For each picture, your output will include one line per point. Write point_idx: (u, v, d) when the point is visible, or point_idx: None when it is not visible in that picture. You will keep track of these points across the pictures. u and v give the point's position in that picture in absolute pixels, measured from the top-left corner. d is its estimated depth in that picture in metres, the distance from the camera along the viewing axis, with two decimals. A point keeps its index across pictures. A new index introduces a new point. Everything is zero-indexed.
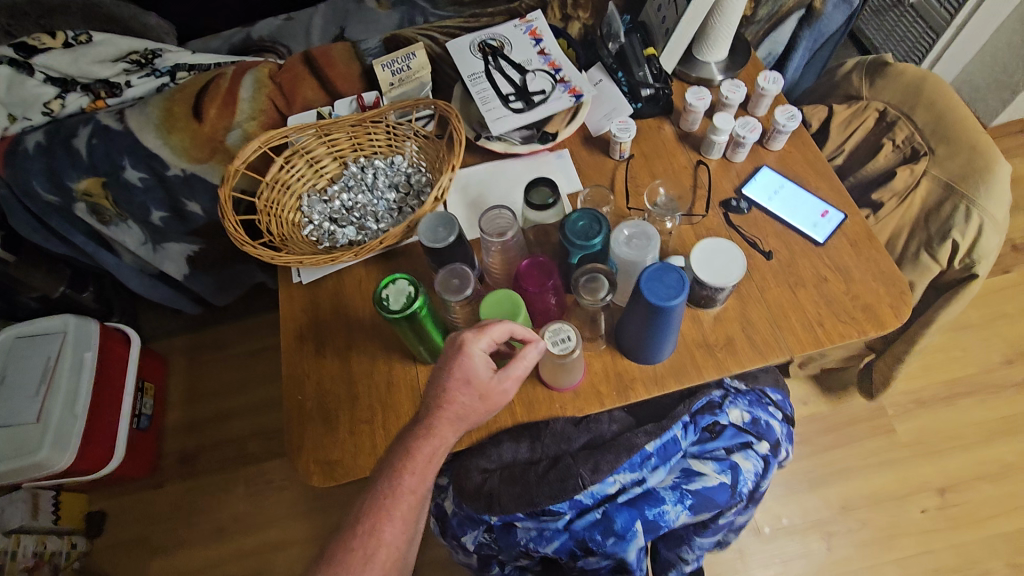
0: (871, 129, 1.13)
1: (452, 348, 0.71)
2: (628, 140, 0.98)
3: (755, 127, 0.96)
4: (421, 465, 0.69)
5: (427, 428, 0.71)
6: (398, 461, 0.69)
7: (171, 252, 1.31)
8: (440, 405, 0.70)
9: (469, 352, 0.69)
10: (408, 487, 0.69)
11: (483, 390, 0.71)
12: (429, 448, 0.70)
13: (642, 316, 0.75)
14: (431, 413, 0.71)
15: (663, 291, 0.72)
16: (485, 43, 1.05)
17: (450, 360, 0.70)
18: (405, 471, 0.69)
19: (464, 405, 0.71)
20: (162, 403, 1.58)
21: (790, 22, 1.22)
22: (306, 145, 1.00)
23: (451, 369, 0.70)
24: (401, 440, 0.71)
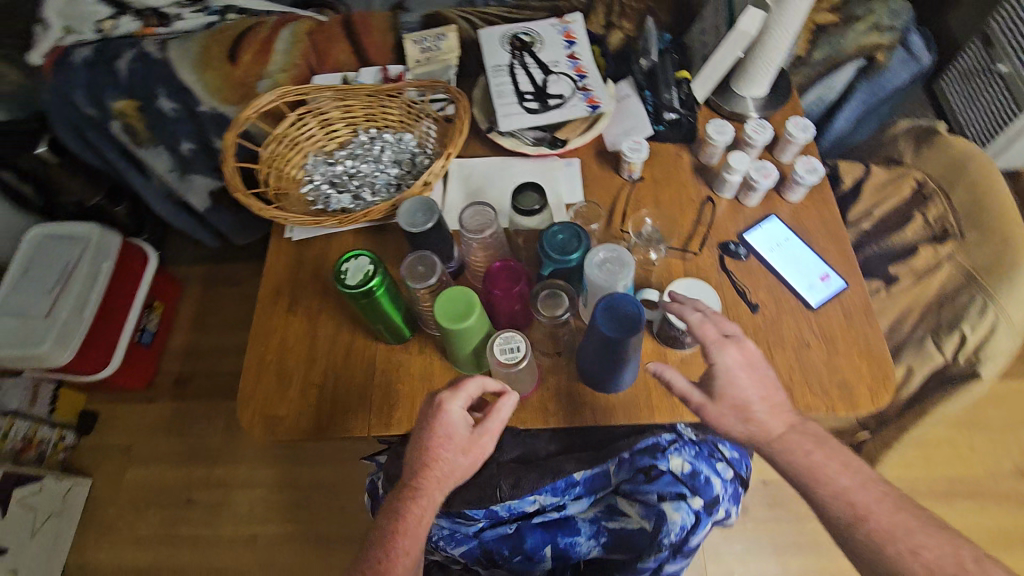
0: (905, 198, 1.08)
1: (430, 408, 0.72)
2: (639, 162, 0.95)
3: (769, 173, 0.92)
4: (412, 527, 0.68)
5: (414, 489, 0.69)
6: (389, 525, 0.68)
7: (195, 185, 1.35)
8: (423, 465, 0.70)
9: (447, 410, 0.71)
10: (402, 549, 0.67)
11: (464, 446, 0.71)
12: (418, 509, 0.68)
13: (596, 343, 0.73)
14: (414, 473, 0.70)
15: (617, 322, 0.70)
16: (517, 37, 1.04)
17: (430, 419, 0.71)
18: (399, 531, 0.68)
19: (447, 464, 0.70)
20: (167, 324, 1.63)
21: (847, 70, 1.13)
22: (321, 106, 1.01)
23: (431, 429, 0.70)
24: (390, 503, 0.71)
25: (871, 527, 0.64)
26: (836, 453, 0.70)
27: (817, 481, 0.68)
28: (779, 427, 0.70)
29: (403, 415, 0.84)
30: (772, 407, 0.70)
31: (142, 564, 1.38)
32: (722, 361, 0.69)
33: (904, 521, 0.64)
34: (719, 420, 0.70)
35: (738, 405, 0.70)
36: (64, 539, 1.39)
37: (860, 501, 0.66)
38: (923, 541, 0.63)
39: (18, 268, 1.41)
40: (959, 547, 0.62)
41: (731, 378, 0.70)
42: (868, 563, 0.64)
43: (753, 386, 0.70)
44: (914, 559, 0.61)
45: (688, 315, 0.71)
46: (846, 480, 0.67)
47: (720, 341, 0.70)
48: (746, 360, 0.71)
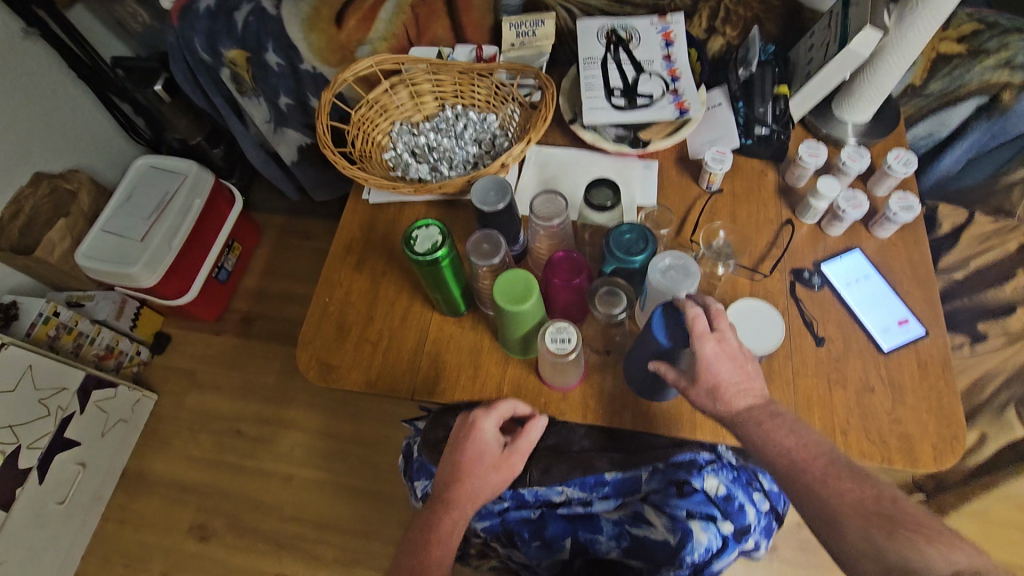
0: (1010, 253, 1.01)
1: (464, 426, 0.75)
2: (720, 173, 0.92)
3: (860, 205, 0.87)
4: (444, 538, 0.71)
5: (448, 502, 0.72)
6: (422, 534, 0.72)
7: (287, 138, 1.43)
8: (456, 480, 0.73)
9: (480, 428, 0.74)
10: (434, 559, 0.70)
11: (495, 465, 0.74)
12: (450, 521, 0.72)
13: (648, 351, 0.72)
14: (447, 487, 0.73)
15: (673, 333, 0.68)
16: (614, 31, 1.03)
17: (464, 436, 0.74)
18: (431, 542, 0.71)
19: (476, 481, 0.73)
20: (243, 264, 1.75)
21: (964, 107, 1.05)
22: (414, 77, 1.05)
23: (464, 446, 0.74)
24: (425, 514, 0.74)
25: (810, 475, 0.62)
26: (784, 420, 0.66)
27: (766, 445, 0.65)
28: (744, 405, 0.67)
29: (449, 385, 0.87)
30: (741, 392, 0.67)
31: (190, 480, 1.50)
32: (700, 352, 0.66)
33: (840, 467, 0.62)
34: (703, 405, 0.68)
35: (714, 388, 0.67)
36: (127, 444, 1.53)
37: (806, 452, 0.64)
38: (849, 487, 0.61)
39: (124, 193, 1.54)
40: (880, 489, 0.60)
41: (708, 369, 0.66)
42: (806, 507, 0.62)
43: (732, 374, 0.67)
44: (842, 500, 0.60)
45: (683, 305, 0.68)
46: (790, 442, 0.64)
47: (702, 334, 0.66)
48: (724, 350, 0.67)
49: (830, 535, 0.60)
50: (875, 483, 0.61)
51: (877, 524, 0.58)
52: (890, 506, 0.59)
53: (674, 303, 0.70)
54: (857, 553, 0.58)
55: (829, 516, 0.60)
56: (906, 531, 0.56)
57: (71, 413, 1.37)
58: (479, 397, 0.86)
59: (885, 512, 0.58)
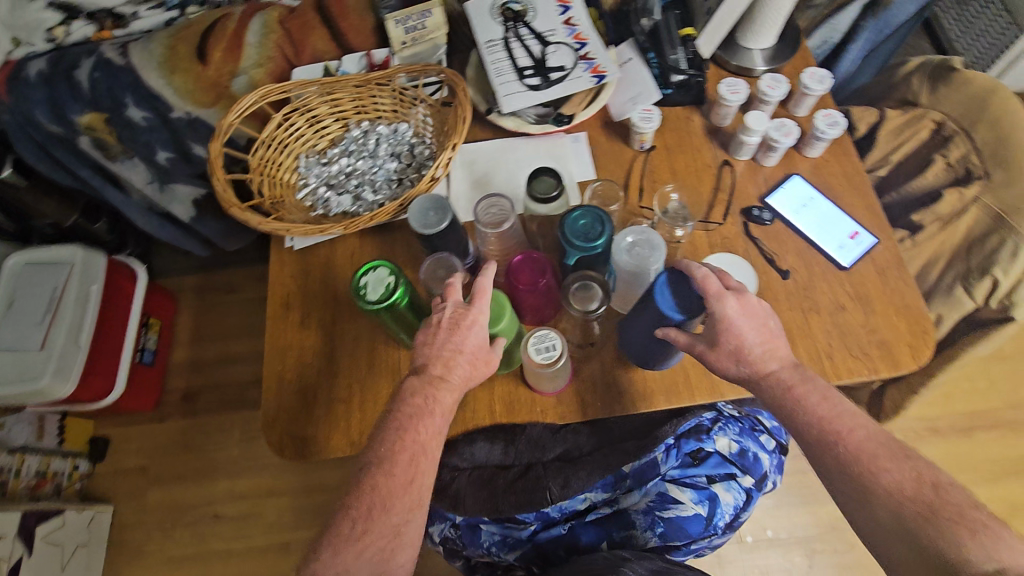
0: (923, 141, 1.04)
1: (458, 316, 0.68)
2: (650, 131, 0.90)
3: (791, 131, 0.87)
4: (444, 410, 0.66)
5: (446, 377, 0.67)
6: (419, 403, 0.66)
7: (178, 194, 1.27)
8: (452, 357, 0.67)
9: (477, 324, 0.67)
10: (432, 427, 0.66)
11: (484, 351, 0.69)
12: (450, 398, 0.67)
13: (649, 320, 0.69)
14: (445, 365, 0.67)
15: (682, 298, 0.65)
16: (507, 6, 0.97)
17: (462, 324, 0.67)
18: (430, 411, 0.66)
19: (470, 365, 0.68)
20: (168, 340, 1.58)
21: (852, 9, 1.08)
22: (307, 102, 0.95)
23: (463, 330, 0.67)
24: (413, 383, 0.67)
25: (843, 450, 0.61)
26: (817, 385, 0.65)
27: (794, 409, 0.64)
28: (772, 366, 0.66)
29: None
30: (768, 350, 0.66)
31: None
32: (722, 313, 0.64)
33: (878, 449, 0.61)
34: (721, 367, 0.67)
35: (739, 349, 0.65)
36: (94, 567, 1.37)
37: (836, 428, 0.62)
38: (884, 467, 0.59)
39: (4, 300, 1.34)
40: (921, 473, 0.58)
41: (731, 328, 0.64)
42: (837, 483, 0.61)
43: (755, 335, 0.65)
44: (880, 482, 0.58)
45: (691, 268, 0.65)
46: (823, 410, 0.63)
47: (719, 293, 0.64)
48: (745, 309, 0.65)
49: (861, 512, 0.59)
50: (916, 468, 0.59)
51: (912, 508, 0.56)
52: (932, 495, 0.57)
53: (679, 267, 0.66)
54: (888, 537, 0.57)
55: (865, 498, 0.59)
56: (942, 520, 0.55)
57: (17, 560, 1.19)
58: (470, 425, 0.78)
59: (926, 501, 0.56)
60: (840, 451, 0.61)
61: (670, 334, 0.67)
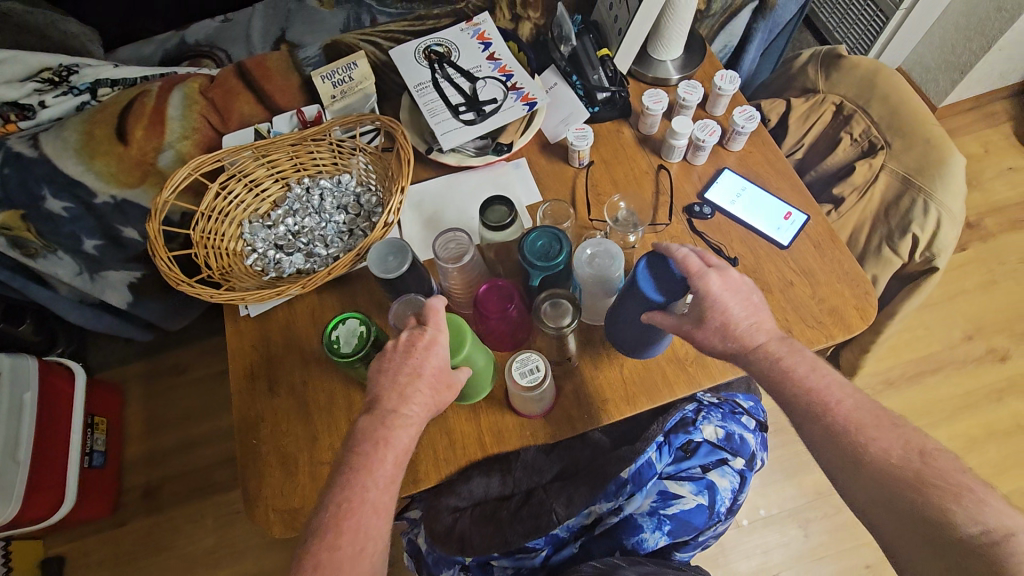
0: (828, 122, 1.12)
1: (410, 342, 0.67)
2: (586, 148, 0.94)
3: (713, 130, 0.94)
4: (399, 456, 0.64)
5: (401, 417, 0.64)
6: (372, 450, 0.62)
7: (111, 280, 1.20)
8: (403, 394, 0.65)
9: (436, 348, 0.67)
10: (387, 477, 0.62)
11: (439, 382, 0.67)
12: (406, 439, 0.64)
13: (634, 307, 0.72)
14: (397, 404, 0.64)
15: (663, 281, 0.68)
16: (431, 49, 1.01)
17: (416, 349, 0.66)
18: (383, 459, 0.62)
19: (426, 395, 0.66)
20: (118, 437, 1.47)
21: (744, 15, 1.18)
22: (243, 168, 0.94)
23: (416, 357, 0.66)
24: (365, 426, 0.64)
25: (833, 419, 0.63)
26: (805, 357, 0.68)
27: (782, 379, 0.66)
28: (759, 337, 0.69)
29: (428, 466, 0.76)
30: (754, 323, 0.69)
31: None
32: (707, 290, 0.67)
33: (864, 418, 0.63)
34: (707, 343, 0.70)
35: (725, 325, 0.69)
36: None
37: (823, 399, 0.65)
38: (873, 436, 0.61)
39: None
40: (908, 441, 0.60)
41: (715, 304, 0.67)
42: (827, 454, 0.63)
43: (740, 309, 0.69)
44: (869, 451, 0.60)
45: (672, 250, 0.68)
46: (812, 381, 0.66)
47: (701, 272, 0.67)
48: (728, 285, 0.68)
49: (850, 482, 0.61)
50: (903, 436, 0.61)
51: (900, 475, 0.58)
52: (920, 463, 0.58)
53: (658, 250, 0.69)
54: (877, 507, 0.58)
55: (855, 465, 0.61)
56: (931, 488, 0.56)
57: None
58: (464, 461, 0.77)
59: (915, 469, 0.58)
60: (829, 420, 0.63)
61: (655, 317, 0.70)
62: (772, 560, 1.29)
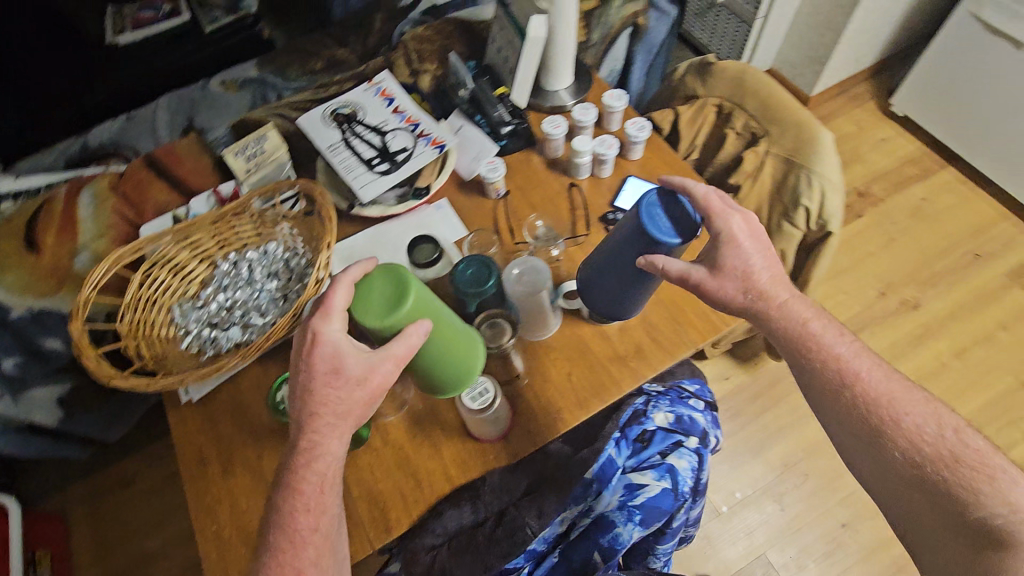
0: (713, 122, 1.24)
1: (307, 344, 0.66)
2: (500, 178, 1.00)
3: (611, 143, 1.02)
4: (312, 498, 0.64)
5: (306, 454, 0.65)
6: (284, 501, 0.64)
7: (35, 400, 1.12)
8: (303, 426, 0.65)
9: (325, 338, 0.65)
10: (306, 527, 0.63)
11: (346, 391, 0.65)
12: (316, 474, 0.64)
13: (631, 249, 0.76)
14: (299, 439, 0.65)
15: (678, 221, 0.73)
16: (338, 112, 1.05)
17: (309, 354, 0.65)
18: (296, 509, 0.63)
19: (329, 422, 0.65)
20: (66, 568, 1.36)
21: (622, 39, 1.33)
22: (165, 254, 0.93)
23: (311, 365, 0.65)
24: (280, 476, 0.66)
25: (861, 389, 0.68)
26: (830, 327, 0.73)
27: (806, 339, 0.73)
28: (780, 294, 0.75)
29: (398, 512, 0.76)
30: (773, 273, 0.76)
31: None
32: (729, 229, 0.73)
33: (896, 392, 0.67)
34: (717, 289, 0.75)
35: (741, 271, 0.75)
36: None
37: (853, 370, 0.70)
38: (908, 413, 0.66)
39: None
40: (944, 420, 0.65)
41: (735, 242, 0.74)
42: (855, 424, 0.68)
43: (758, 256, 0.75)
44: (903, 425, 0.65)
45: (694, 188, 0.75)
46: (841, 348, 0.72)
47: (723, 212, 0.74)
48: (750, 231, 0.75)
49: (880, 457, 0.66)
50: (939, 416, 0.65)
51: (931, 456, 0.63)
52: (953, 443, 0.63)
53: (674, 188, 0.75)
54: (906, 488, 0.64)
55: (886, 437, 0.66)
56: (965, 468, 0.61)
57: None
58: (434, 498, 0.77)
59: (944, 446, 0.63)
60: (859, 390, 0.68)
61: (652, 261, 0.74)
62: (757, 541, 1.35)
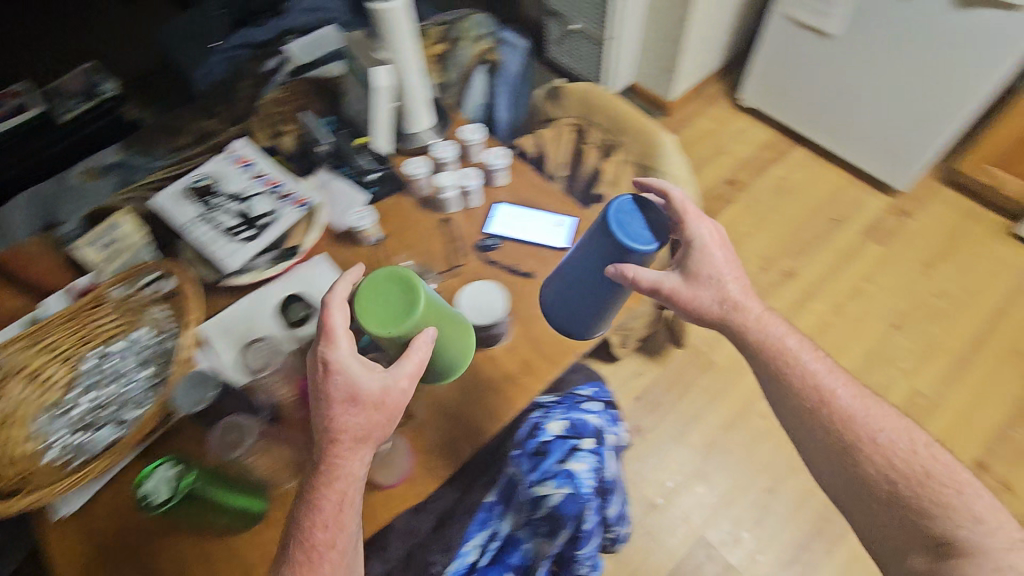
0: (571, 140, 1.31)
1: (321, 370, 0.69)
2: (370, 225, 1.03)
3: (473, 175, 1.07)
4: (332, 515, 0.68)
5: (328, 474, 0.69)
6: (306, 521, 0.68)
7: None
8: (325, 448, 0.69)
9: (339, 364, 0.68)
10: (325, 544, 0.67)
11: (365, 413, 0.69)
12: (337, 493, 0.68)
13: (604, 257, 0.79)
14: (321, 460, 0.69)
15: (654, 226, 0.77)
16: (194, 186, 1.04)
17: (325, 382, 0.69)
18: (315, 527, 0.67)
19: (347, 443, 0.69)
20: None
21: (479, 76, 1.42)
22: (14, 363, 0.86)
23: (330, 391, 0.68)
24: (302, 495, 0.70)
25: (836, 406, 0.79)
26: (807, 348, 0.83)
27: (778, 352, 0.82)
28: (755, 308, 0.83)
29: None
30: (743, 285, 0.84)
31: None
32: (700, 238, 0.82)
33: (866, 411, 0.78)
34: (691, 299, 0.83)
35: (714, 283, 0.83)
36: None
37: (829, 388, 0.80)
38: (880, 428, 0.77)
39: None
40: (915, 436, 0.76)
41: (708, 250, 0.82)
42: (828, 438, 0.78)
43: (726, 263, 0.83)
44: (876, 440, 0.76)
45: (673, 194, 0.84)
46: (817, 366, 0.82)
47: (697, 218, 0.83)
48: (719, 244, 0.83)
49: (852, 469, 0.77)
50: (911, 434, 0.76)
51: (901, 470, 0.74)
52: (919, 459, 0.74)
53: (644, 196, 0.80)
54: (877, 502, 0.75)
55: (861, 451, 0.76)
56: (935, 481, 0.72)
57: None
58: None
59: (910, 461, 0.74)
60: (835, 405, 0.79)
61: (622, 270, 0.78)
62: (694, 524, 1.41)
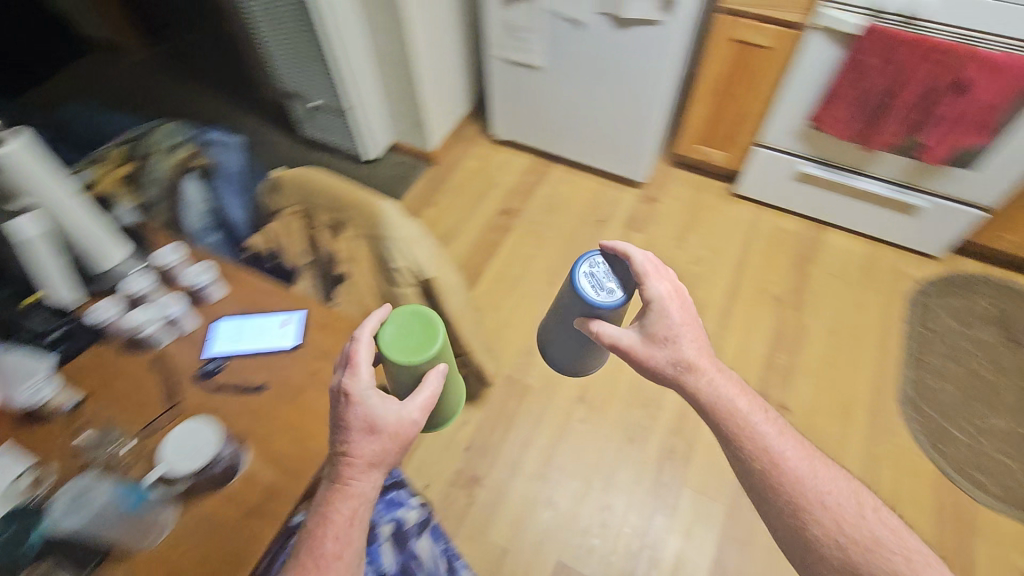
0: (300, 227, 1.28)
1: (342, 399, 0.75)
2: (50, 390, 0.89)
3: (173, 299, 0.98)
4: (340, 529, 0.73)
5: (340, 489, 0.74)
6: (317, 528, 0.73)
7: None
8: (340, 465, 0.74)
9: (355, 395, 0.74)
10: (331, 555, 0.71)
11: (376, 441, 0.74)
12: (347, 508, 0.73)
13: (575, 310, 0.87)
14: (337, 471, 0.75)
15: (612, 287, 0.84)
16: None
17: (345, 409, 0.74)
18: (324, 536, 0.72)
19: (356, 467, 0.74)
20: None
21: (190, 185, 1.31)
22: None
23: (346, 418, 0.74)
24: (319, 502, 0.75)
25: (787, 471, 0.81)
26: (759, 413, 0.85)
27: (730, 415, 0.84)
28: (709, 370, 0.85)
29: None
30: (701, 348, 0.85)
31: None
32: (661, 299, 0.83)
33: (812, 475, 0.81)
34: (647, 357, 0.85)
35: (671, 344, 0.84)
36: None
37: (780, 454, 0.82)
38: (829, 492, 0.80)
39: None
40: (862, 502, 0.79)
41: (667, 315, 0.83)
42: (780, 504, 0.80)
43: (683, 320, 0.84)
44: (828, 508, 0.78)
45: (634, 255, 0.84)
46: (771, 429, 0.84)
47: (659, 281, 0.83)
48: (683, 306, 0.85)
49: (803, 538, 0.78)
50: (860, 501, 0.79)
51: (847, 537, 0.76)
52: (860, 526, 0.77)
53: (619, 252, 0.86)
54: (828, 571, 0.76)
55: (811, 515, 0.78)
56: (886, 550, 0.74)
57: None
58: None
59: (851, 528, 0.76)
60: (782, 469, 0.81)
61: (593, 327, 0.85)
62: (547, 551, 1.43)
